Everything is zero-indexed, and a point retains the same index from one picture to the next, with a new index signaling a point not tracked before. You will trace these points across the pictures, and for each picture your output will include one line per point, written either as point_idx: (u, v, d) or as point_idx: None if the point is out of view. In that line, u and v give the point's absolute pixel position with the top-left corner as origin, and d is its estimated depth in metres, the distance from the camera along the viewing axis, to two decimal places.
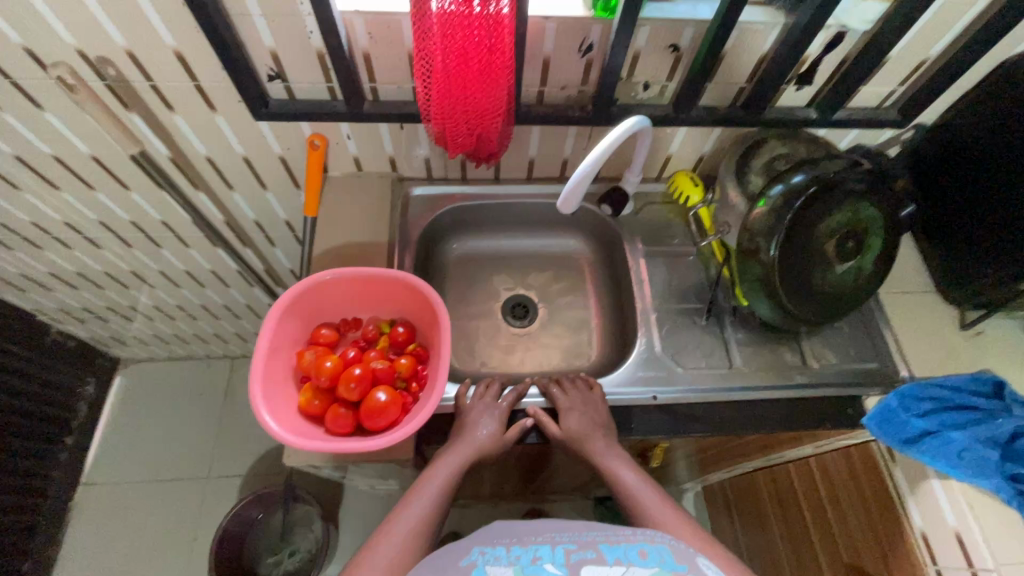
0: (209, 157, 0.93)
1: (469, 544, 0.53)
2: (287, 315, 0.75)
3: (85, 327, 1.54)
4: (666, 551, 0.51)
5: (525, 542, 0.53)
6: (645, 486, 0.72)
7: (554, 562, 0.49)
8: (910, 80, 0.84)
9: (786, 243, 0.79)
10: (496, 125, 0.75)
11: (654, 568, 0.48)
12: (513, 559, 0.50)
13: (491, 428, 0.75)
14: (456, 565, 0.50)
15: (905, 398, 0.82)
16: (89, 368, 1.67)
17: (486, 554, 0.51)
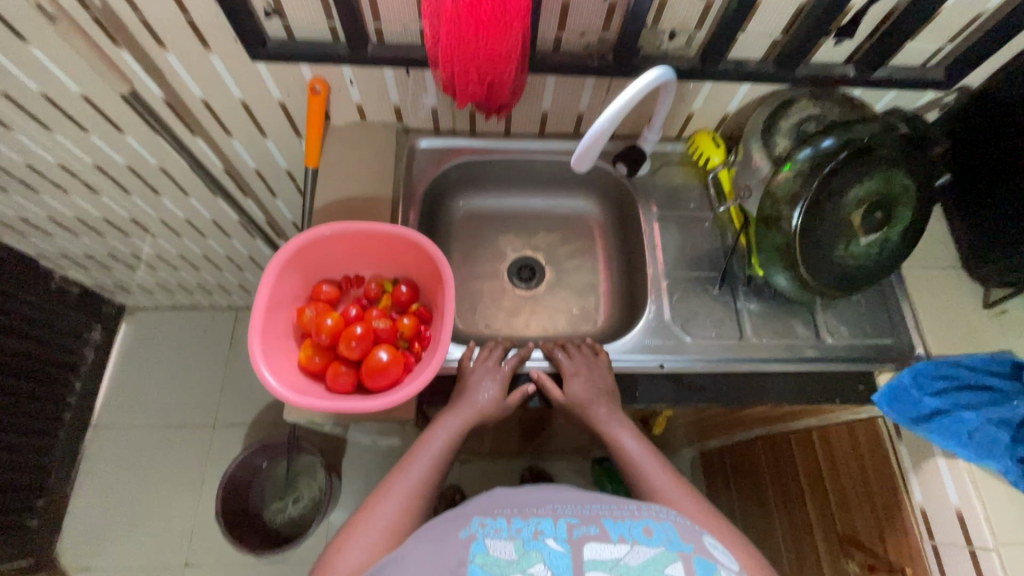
0: (206, 100, 0.88)
1: (469, 515, 0.53)
2: (287, 269, 0.73)
3: (89, 274, 1.53)
4: (671, 530, 0.51)
5: (526, 516, 0.52)
6: (645, 453, 0.71)
7: (556, 539, 0.49)
8: (961, 37, 0.77)
9: (810, 211, 0.75)
10: (508, 73, 0.69)
11: (659, 548, 0.48)
12: (515, 533, 0.50)
13: (492, 392, 0.74)
14: (456, 536, 0.50)
15: (919, 376, 0.81)
16: (94, 315, 1.67)
17: (486, 526, 0.51)
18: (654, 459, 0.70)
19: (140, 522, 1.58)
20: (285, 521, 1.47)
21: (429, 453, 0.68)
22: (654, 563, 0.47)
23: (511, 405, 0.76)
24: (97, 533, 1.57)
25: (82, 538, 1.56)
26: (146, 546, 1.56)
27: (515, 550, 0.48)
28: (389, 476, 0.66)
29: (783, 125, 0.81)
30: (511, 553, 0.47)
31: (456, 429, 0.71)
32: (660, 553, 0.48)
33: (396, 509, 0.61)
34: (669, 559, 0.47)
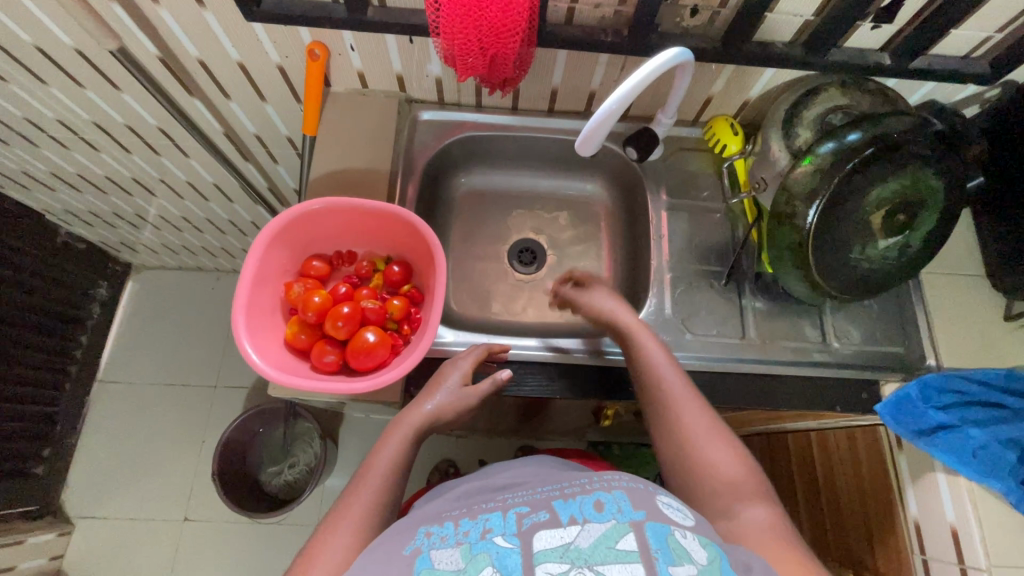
0: (202, 60, 0.85)
1: (413, 528, 0.56)
2: (276, 242, 0.71)
3: (94, 232, 1.53)
4: (622, 499, 0.54)
5: (476, 516, 0.56)
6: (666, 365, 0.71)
7: (504, 537, 0.52)
8: (1012, 26, 0.70)
9: (827, 210, 0.70)
10: (513, 45, 0.64)
11: (610, 523, 0.52)
12: (462, 537, 0.53)
13: (454, 382, 0.72)
14: (400, 553, 0.52)
15: (928, 388, 0.77)
16: (101, 272, 1.68)
17: (431, 537, 0.54)
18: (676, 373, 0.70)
19: (142, 475, 1.63)
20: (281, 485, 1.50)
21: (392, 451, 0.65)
22: (606, 540, 0.50)
23: (479, 395, 0.71)
24: (101, 483, 1.61)
25: (85, 488, 1.60)
26: (147, 500, 1.61)
27: (464, 556, 0.50)
28: (355, 479, 0.63)
29: (808, 115, 0.75)
30: (458, 561, 0.50)
31: (424, 423, 0.68)
32: (612, 528, 0.51)
33: (366, 512, 0.59)
34: (620, 533, 0.51)
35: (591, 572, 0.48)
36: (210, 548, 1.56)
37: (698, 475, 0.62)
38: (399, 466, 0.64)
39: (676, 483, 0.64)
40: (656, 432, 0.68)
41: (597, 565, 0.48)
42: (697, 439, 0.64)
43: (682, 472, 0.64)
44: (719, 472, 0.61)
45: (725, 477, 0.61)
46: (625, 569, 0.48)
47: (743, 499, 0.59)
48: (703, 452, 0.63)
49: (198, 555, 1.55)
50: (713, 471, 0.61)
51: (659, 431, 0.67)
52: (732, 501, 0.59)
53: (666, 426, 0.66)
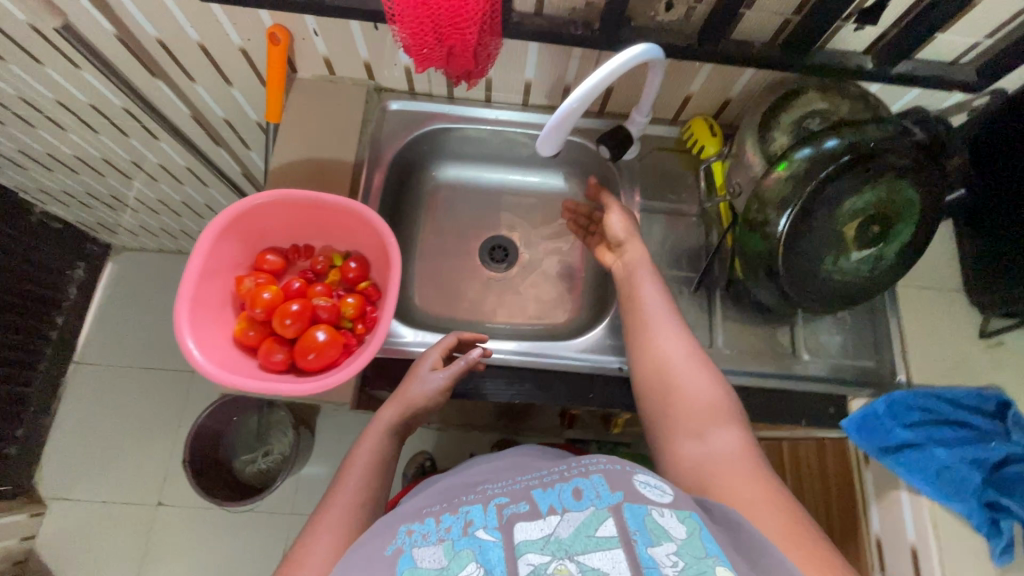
0: (161, 41, 0.81)
1: (394, 524, 0.54)
2: (226, 235, 0.68)
3: (69, 212, 1.50)
4: (601, 484, 0.54)
5: (456, 510, 0.55)
6: (656, 295, 0.73)
7: (486, 530, 0.51)
8: (1001, 32, 0.67)
9: (798, 219, 0.68)
10: (471, 36, 0.60)
11: (589, 511, 0.51)
12: (443, 534, 0.52)
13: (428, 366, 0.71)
14: (380, 554, 0.50)
15: (895, 405, 0.75)
16: (78, 253, 1.65)
17: (413, 534, 0.52)
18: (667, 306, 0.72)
19: (117, 458, 1.62)
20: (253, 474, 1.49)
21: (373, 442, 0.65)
22: (585, 529, 0.50)
23: (450, 376, 0.69)
24: (75, 466, 1.61)
25: (59, 470, 1.60)
26: (120, 484, 1.60)
27: (447, 553, 0.49)
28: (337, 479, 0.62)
29: (784, 119, 0.72)
30: (441, 559, 0.49)
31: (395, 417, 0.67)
32: (591, 517, 0.51)
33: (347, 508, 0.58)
34: (599, 520, 0.50)
35: (572, 563, 0.47)
36: (182, 535, 1.56)
37: (675, 395, 0.65)
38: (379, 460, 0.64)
39: (651, 401, 0.67)
40: (638, 354, 0.70)
41: (578, 556, 0.48)
42: (678, 364, 0.66)
43: (660, 392, 0.66)
44: (697, 396, 0.64)
45: (702, 400, 0.63)
46: (606, 558, 0.47)
47: (715, 422, 0.62)
48: (682, 376, 0.65)
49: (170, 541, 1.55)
50: (690, 395, 0.64)
51: (642, 353, 0.69)
52: (705, 423, 0.62)
53: (649, 348, 0.69)
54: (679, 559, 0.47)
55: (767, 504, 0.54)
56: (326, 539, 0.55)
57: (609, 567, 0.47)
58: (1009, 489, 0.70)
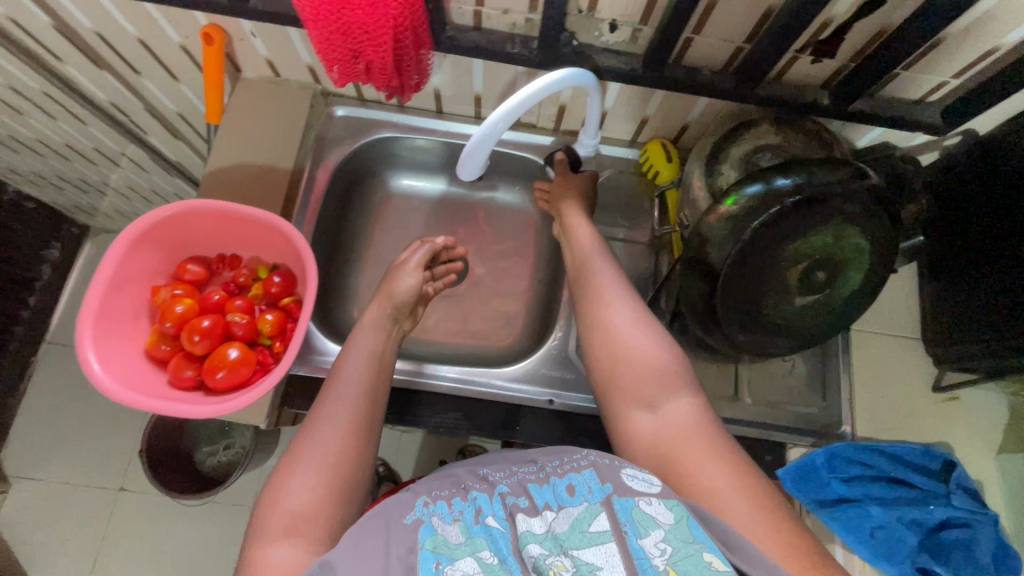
0: (99, 33, 0.78)
1: (414, 494, 0.51)
2: (141, 244, 0.67)
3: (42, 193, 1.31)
4: (592, 478, 0.50)
5: (466, 493, 0.51)
6: (609, 272, 0.69)
7: (496, 517, 0.48)
8: (969, 73, 0.62)
9: (738, 261, 0.64)
10: (387, 52, 0.58)
11: (581, 506, 0.48)
12: (457, 516, 0.48)
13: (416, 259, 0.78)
14: (400, 523, 0.47)
15: (835, 457, 0.71)
16: (55, 233, 1.46)
17: (432, 506, 0.49)
18: (621, 285, 0.67)
19: None
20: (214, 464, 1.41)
21: (360, 352, 0.64)
22: (578, 524, 0.47)
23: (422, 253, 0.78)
24: None
25: None
26: None
27: (461, 534, 0.46)
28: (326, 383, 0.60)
29: (733, 152, 0.68)
30: (458, 537, 0.46)
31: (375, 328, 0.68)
32: (583, 512, 0.47)
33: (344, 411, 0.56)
34: (592, 514, 0.47)
35: (566, 559, 0.44)
36: None
37: (624, 369, 0.60)
38: (371, 364, 0.62)
39: (600, 377, 0.62)
40: (587, 331, 0.65)
41: (571, 551, 0.45)
42: (626, 326, 0.63)
43: (610, 374, 0.61)
44: (649, 366, 0.59)
45: (655, 369, 0.59)
46: (599, 553, 0.44)
47: (670, 391, 0.58)
48: (634, 349, 0.61)
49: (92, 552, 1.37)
50: (644, 364, 0.60)
51: (590, 329, 0.65)
52: (658, 394, 0.57)
53: (597, 320, 0.64)
54: (667, 546, 0.44)
55: (745, 497, 0.49)
56: (322, 437, 0.53)
57: (603, 563, 0.43)
58: (945, 559, 0.67)
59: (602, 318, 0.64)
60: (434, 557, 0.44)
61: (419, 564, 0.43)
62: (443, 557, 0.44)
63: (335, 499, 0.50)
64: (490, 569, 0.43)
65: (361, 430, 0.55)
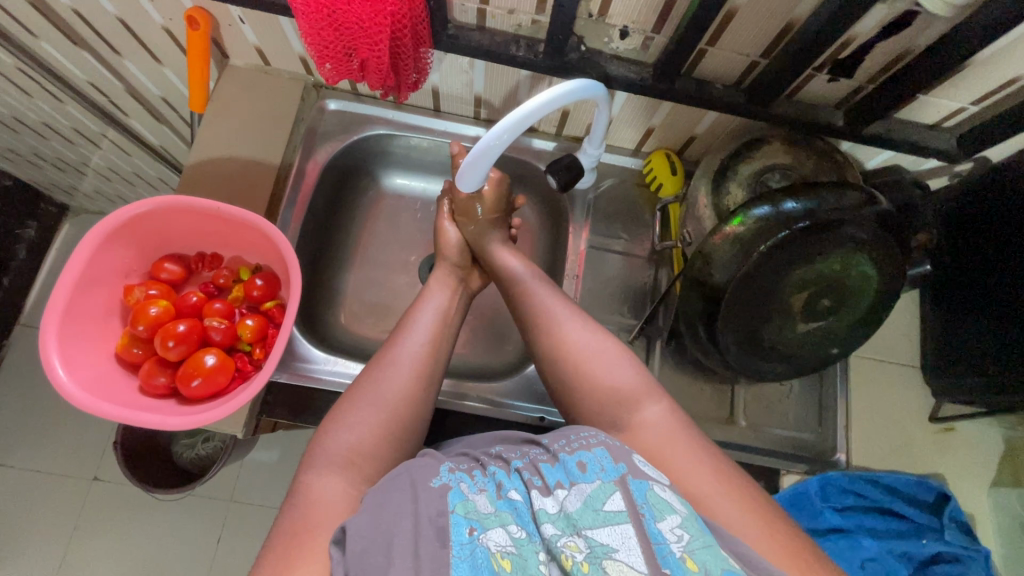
0: (76, 10, 0.73)
1: (437, 458, 0.48)
2: (113, 241, 0.63)
3: (24, 173, 1.16)
4: (604, 456, 0.45)
5: (484, 468, 0.48)
6: (555, 297, 0.62)
7: (518, 490, 0.44)
8: (990, 100, 0.60)
9: (742, 285, 0.61)
10: (381, 49, 0.55)
11: (596, 483, 0.43)
12: (483, 487, 0.45)
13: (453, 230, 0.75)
14: (427, 485, 0.43)
15: (830, 487, 0.70)
16: (30, 210, 1.26)
17: (456, 473, 0.45)
18: (566, 312, 0.60)
19: None
20: (191, 460, 1.21)
21: (433, 307, 0.63)
22: (592, 503, 0.41)
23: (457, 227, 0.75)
24: None
25: None
26: None
27: (488, 505, 0.42)
28: (398, 329, 0.60)
29: (743, 170, 0.67)
30: (487, 505, 0.42)
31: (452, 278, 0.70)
32: (597, 490, 0.42)
33: (413, 357, 0.57)
34: (607, 493, 0.42)
35: (580, 540, 0.39)
36: None
37: (587, 393, 0.55)
38: (441, 317, 0.62)
39: (560, 398, 0.57)
40: (543, 362, 0.59)
41: (586, 531, 0.40)
42: (580, 349, 0.57)
43: (574, 407, 0.56)
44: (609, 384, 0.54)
45: (616, 390, 0.54)
46: (615, 535, 0.39)
47: (632, 406, 0.53)
48: (593, 364, 0.55)
49: (44, 556, 1.22)
50: (601, 383, 0.54)
51: (549, 367, 0.58)
52: (617, 413, 0.53)
53: (548, 344, 0.58)
54: (684, 533, 0.39)
55: (750, 518, 0.44)
56: (386, 377, 0.54)
57: (620, 545, 0.38)
58: None
59: (551, 347, 0.58)
60: (466, 523, 0.40)
61: (452, 528, 0.39)
62: (476, 524, 0.40)
63: (388, 436, 0.51)
64: (520, 544, 0.39)
65: (425, 375, 0.56)
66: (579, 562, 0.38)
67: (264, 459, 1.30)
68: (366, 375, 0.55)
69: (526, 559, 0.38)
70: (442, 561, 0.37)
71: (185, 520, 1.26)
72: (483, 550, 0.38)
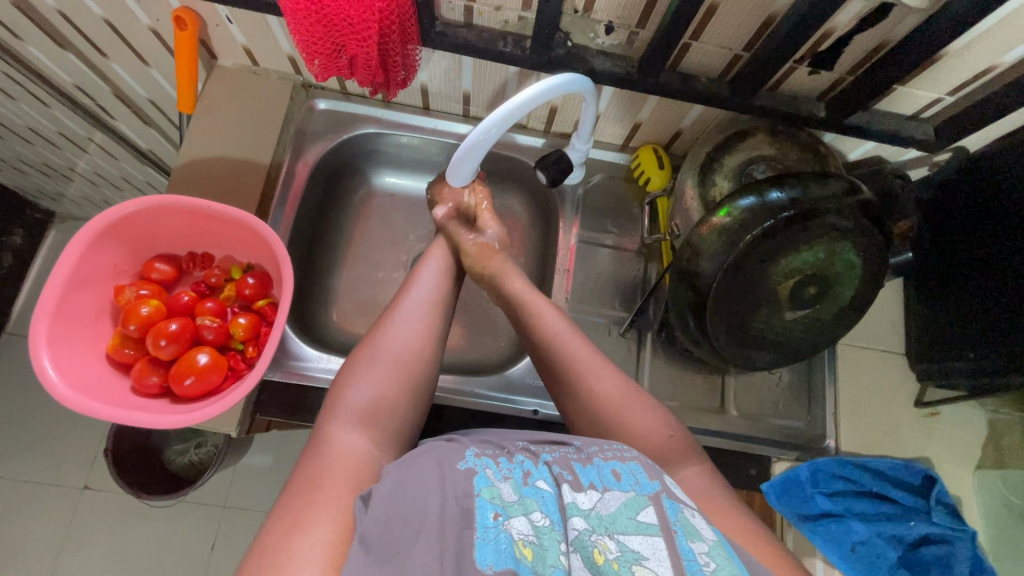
0: (61, 12, 0.73)
1: (461, 444, 0.47)
2: (102, 241, 0.63)
3: (6, 179, 1.15)
4: (639, 471, 0.45)
5: (510, 455, 0.47)
6: (581, 347, 0.60)
7: (546, 480, 0.44)
8: (965, 91, 0.62)
9: (731, 274, 0.62)
10: (370, 47, 0.56)
11: (630, 493, 0.43)
12: (507, 474, 0.44)
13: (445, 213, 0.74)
14: (454, 467, 0.44)
15: (819, 473, 0.71)
16: (15, 216, 1.25)
17: (482, 459, 0.45)
18: (569, 330, 0.61)
19: None
20: (183, 466, 1.20)
21: (437, 264, 0.65)
22: (628, 509, 0.42)
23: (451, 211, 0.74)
24: None
25: None
26: None
27: (513, 492, 0.42)
28: (405, 285, 0.62)
29: (728, 162, 0.68)
30: (510, 494, 0.42)
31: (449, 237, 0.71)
32: (631, 499, 0.43)
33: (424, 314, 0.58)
34: (641, 504, 0.42)
35: (611, 541, 0.40)
36: None
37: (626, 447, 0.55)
38: (444, 275, 0.64)
39: (575, 420, 0.58)
40: (576, 416, 0.58)
41: (617, 535, 0.40)
42: (617, 403, 0.56)
43: (588, 429, 0.57)
44: (633, 415, 0.56)
45: (657, 444, 0.54)
46: (647, 543, 0.40)
47: (675, 463, 0.54)
48: (630, 420, 0.55)
49: (34, 566, 1.21)
50: (638, 437, 0.55)
51: (585, 421, 0.57)
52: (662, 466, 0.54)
53: (584, 398, 0.57)
54: (711, 561, 0.40)
55: None
56: (398, 336, 0.55)
57: (650, 554, 0.39)
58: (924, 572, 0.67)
59: (581, 399, 0.57)
60: (491, 508, 0.40)
61: (476, 510, 0.40)
62: (500, 510, 0.41)
63: (400, 394, 0.51)
64: (541, 532, 0.40)
65: (435, 332, 0.57)
66: (611, 560, 0.39)
67: (256, 464, 1.29)
68: (373, 334, 0.56)
69: (547, 551, 0.39)
70: (465, 542, 0.38)
71: (177, 527, 1.25)
72: (506, 536, 0.39)
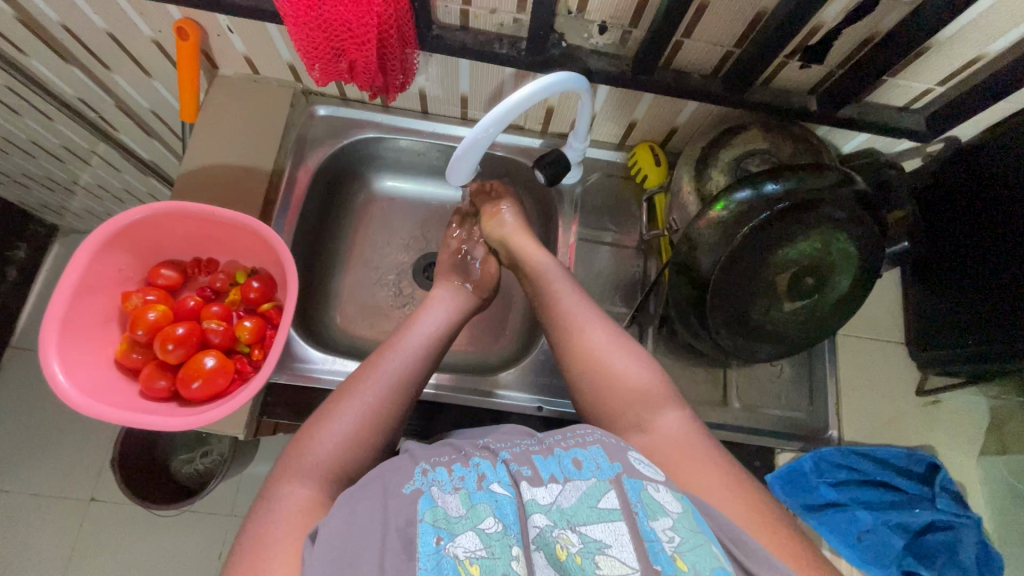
0: (65, 26, 0.74)
1: (415, 459, 0.48)
2: (109, 247, 0.64)
3: (9, 193, 1.16)
4: (600, 454, 0.46)
5: (466, 460, 0.47)
6: (578, 297, 0.65)
7: (500, 483, 0.44)
8: (954, 81, 0.63)
9: (730, 266, 0.63)
10: (368, 51, 0.57)
11: (591, 480, 0.44)
12: (458, 484, 0.44)
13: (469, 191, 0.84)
14: (399, 492, 0.43)
15: (823, 463, 0.72)
16: (18, 231, 1.26)
17: (431, 474, 0.45)
18: (571, 286, 0.66)
19: None
20: (190, 475, 1.20)
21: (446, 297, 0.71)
22: (588, 499, 0.42)
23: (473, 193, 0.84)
24: None
25: None
26: None
27: (461, 506, 0.42)
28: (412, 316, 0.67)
29: (724, 157, 0.69)
30: (458, 508, 0.42)
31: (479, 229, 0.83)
32: (592, 487, 0.43)
33: (414, 347, 0.61)
34: (602, 490, 0.43)
35: (574, 534, 0.40)
36: None
37: (610, 394, 0.56)
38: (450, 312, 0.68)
39: (585, 411, 0.59)
40: (570, 373, 0.60)
41: (579, 527, 0.40)
42: (601, 349, 0.59)
43: (576, 372, 0.59)
44: (617, 363, 0.58)
45: (635, 389, 0.56)
46: (608, 531, 0.40)
47: (652, 407, 0.54)
48: (612, 365, 0.58)
49: None
50: (619, 383, 0.56)
51: (575, 369, 0.60)
52: (639, 414, 0.54)
53: (574, 346, 0.61)
54: (675, 535, 0.40)
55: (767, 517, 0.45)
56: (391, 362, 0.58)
57: (613, 541, 0.39)
58: (930, 560, 0.68)
59: (572, 350, 0.60)
60: (434, 533, 0.39)
61: (419, 539, 0.39)
62: (444, 533, 0.40)
63: (384, 414, 0.53)
64: (491, 544, 0.39)
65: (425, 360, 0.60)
66: (573, 554, 0.39)
67: (262, 472, 1.29)
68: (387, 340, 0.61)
69: (497, 559, 0.38)
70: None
71: (186, 536, 1.25)
72: (449, 560, 0.38)
